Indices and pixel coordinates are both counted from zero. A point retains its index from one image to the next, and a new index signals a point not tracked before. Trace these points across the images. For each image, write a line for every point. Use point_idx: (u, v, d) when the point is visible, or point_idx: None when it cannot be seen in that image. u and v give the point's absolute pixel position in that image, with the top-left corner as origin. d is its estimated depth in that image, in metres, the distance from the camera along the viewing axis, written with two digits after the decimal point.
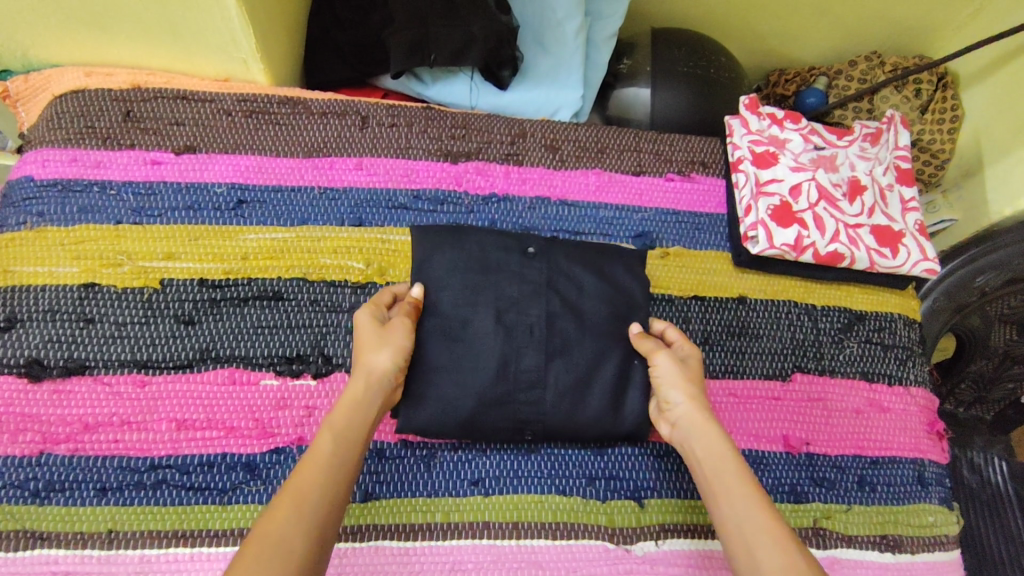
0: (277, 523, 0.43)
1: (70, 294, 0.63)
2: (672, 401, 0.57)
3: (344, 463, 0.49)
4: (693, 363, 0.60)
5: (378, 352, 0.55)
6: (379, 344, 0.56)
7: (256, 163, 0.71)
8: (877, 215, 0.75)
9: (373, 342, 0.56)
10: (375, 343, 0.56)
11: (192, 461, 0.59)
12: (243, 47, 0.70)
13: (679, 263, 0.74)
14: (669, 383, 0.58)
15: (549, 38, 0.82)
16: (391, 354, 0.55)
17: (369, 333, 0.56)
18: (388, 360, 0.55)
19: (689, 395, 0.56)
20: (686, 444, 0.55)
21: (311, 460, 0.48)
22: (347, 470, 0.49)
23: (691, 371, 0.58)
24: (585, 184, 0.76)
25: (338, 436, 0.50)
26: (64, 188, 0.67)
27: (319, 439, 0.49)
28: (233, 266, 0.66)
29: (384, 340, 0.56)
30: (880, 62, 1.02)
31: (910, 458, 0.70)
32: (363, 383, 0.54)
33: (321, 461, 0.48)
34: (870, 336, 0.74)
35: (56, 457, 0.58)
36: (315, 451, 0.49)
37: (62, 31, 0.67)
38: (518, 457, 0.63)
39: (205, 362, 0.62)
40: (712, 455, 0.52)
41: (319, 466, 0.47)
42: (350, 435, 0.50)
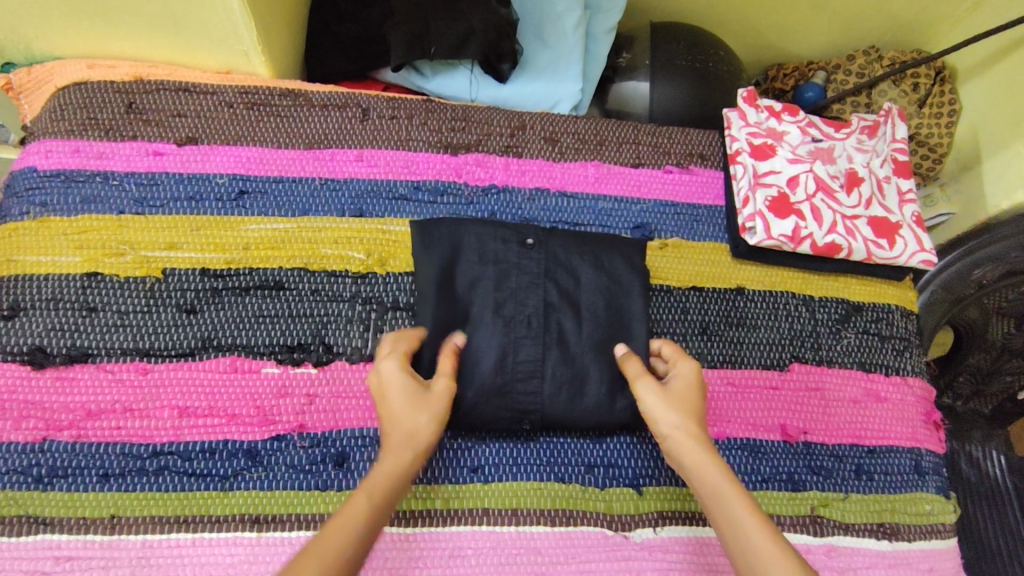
0: None
1: (73, 283, 0.64)
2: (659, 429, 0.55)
3: (377, 522, 0.46)
4: (682, 381, 0.57)
5: (426, 414, 0.52)
6: (425, 407, 0.53)
7: (257, 154, 0.71)
8: (875, 206, 0.75)
9: (416, 403, 0.53)
10: (416, 403, 0.53)
11: (194, 448, 0.60)
12: (244, 39, 0.70)
13: (677, 254, 0.74)
14: (654, 410, 0.55)
15: (550, 31, 0.84)
16: (434, 412, 0.53)
17: (408, 390, 0.53)
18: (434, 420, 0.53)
19: (676, 421, 0.53)
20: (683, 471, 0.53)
21: (347, 518, 0.44)
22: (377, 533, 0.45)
23: (677, 393, 0.55)
24: (584, 176, 0.77)
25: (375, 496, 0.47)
26: (67, 179, 0.68)
27: (353, 497, 0.46)
28: (234, 256, 0.67)
29: (429, 401, 0.53)
30: (878, 57, 1.02)
31: (907, 448, 0.71)
32: (404, 443, 0.51)
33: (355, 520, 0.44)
34: (867, 327, 0.75)
35: (60, 443, 0.59)
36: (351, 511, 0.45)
37: (65, 24, 0.68)
38: (517, 446, 0.64)
39: (207, 350, 0.63)
40: (709, 487, 0.50)
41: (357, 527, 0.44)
42: (386, 493, 0.47)
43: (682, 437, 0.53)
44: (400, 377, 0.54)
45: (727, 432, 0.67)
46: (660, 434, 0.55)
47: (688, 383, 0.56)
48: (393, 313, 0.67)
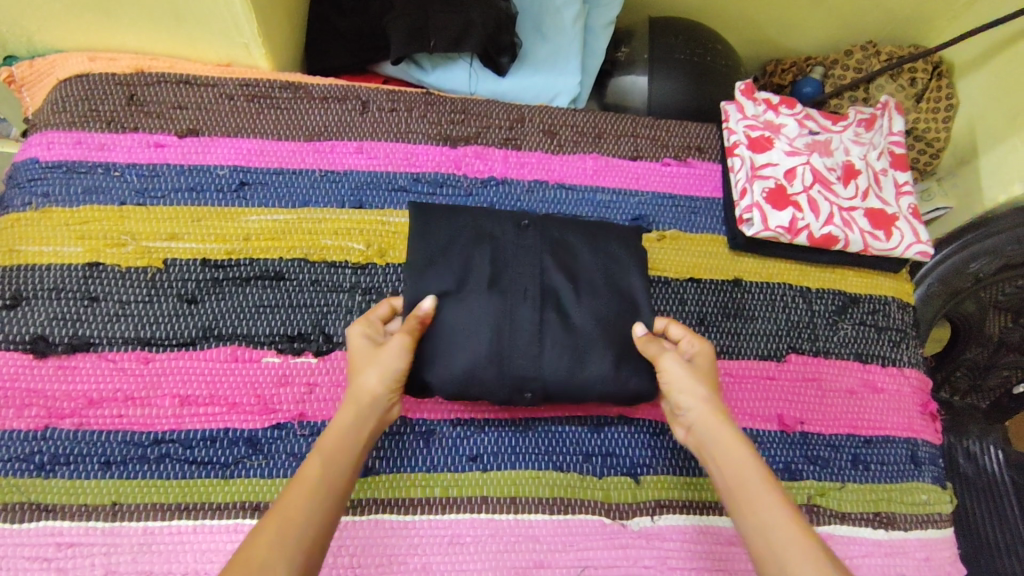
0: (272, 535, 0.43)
1: (75, 273, 0.64)
2: (682, 402, 0.57)
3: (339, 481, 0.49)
4: (702, 363, 0.60)
5: (366, 372, 0.55)
6: (367, 364, 0.56)
7: (258, 146, 0.72)
8: (872, 198, 0.76)
9: (362, 361, 0.56)
10: (366, 362, 0.56)
11: (195, 436, 0.60)
12: (245, 32, 0.71)
13: (675, 246, 0.75)
14: (679, 383, 0.57)
15: (549, 25, 0.84)
16: (377, 371, 0.55)
17: (361, 351, 0.57)
18: (376, 379, 0.55)
19: (704, 395, 0.56)
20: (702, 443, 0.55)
21: (298, 484, 0.47)
22: (335, 497, 0.48)
23: (700, 370, 0.58)
24: (583, 168, 0.77)
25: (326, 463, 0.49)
26: (69, 170, 0.68)
27: (307, 463, 0.50)
28: (235, 246, 0.67)
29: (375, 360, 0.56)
30: (876, 52, 1.03)
31: (903, 438, 0.71)
32: (353, 410, 0.54)
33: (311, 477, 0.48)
34: (864, 318, 0.75)
35: (61, 431, 0.59)
36: (303, 477, 0.48)
37: (67, 16, 0.68)
38: (516, 434, 0.64)
39: (208, 339, 0.63)
40: (730, 458, 0.52)
41: (305, 490, 0.47)
42: (342, 453, 0.51)
43: (710, 409, 0.55)
44: (357, 337, 0.58)
45: None
46: (681, 406, 0.57)
47: (708, 364, 0.60)
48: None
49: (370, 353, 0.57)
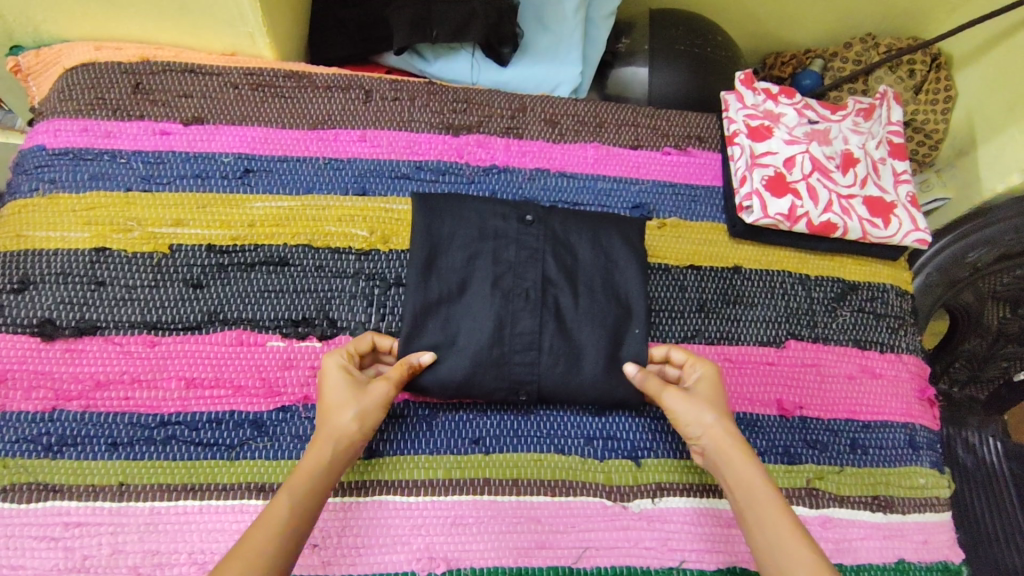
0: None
1: (82, 257, 0.65)
2: (692, 434, 0.58)
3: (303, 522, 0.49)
4: (706, 387, 0.60)
5: (345, 411, 0.55)
6: (349, 404, 0.56)
7: (262, 134, 0.72)
8: (870, 186, 0.76)
9: (340, 399, 0.56)
10: (344, 400, 0.56)
11: (201, 418, 0.61)
12: (250, 21, 0.72)
13: (676, 233, 0.76)
14: (686, 415, 0.58)
15: (550, 15, 0.84)
16: (355, 412, 0.55)
17: (340, 386, 0.57)
18: (354, 419, 0.55)
19: (709, 424, 0.57)
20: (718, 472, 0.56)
21: (265, 520, 0.47)
22: (297, 536, 0.48)
23: (704, 398, 0.59)
24: (584, 157, 0.78)
25: (297, 497, 0.49)
26: (76, 156, 0.69)
27: (274, 501, 0.49)
28: (240, 232, 0.68)
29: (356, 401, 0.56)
30: (875, 44, 1.03)
31: (902, 423, 0.72)
32: (329, 443, 0.53)
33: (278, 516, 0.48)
34: (863, 305, 0.76)
35: (69, 413, 0.60)
36: (271, 511, 0.48)
37: (73, 4, 0.69)
38: (517, 418, 0.65)
39: (213, 324, 0.64)
40: (743, 487, 0.54)
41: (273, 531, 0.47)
42: (310, 493, 0.50)
43: (717, 438, 0.56)
44: (336, 372, 0.57)
45: None
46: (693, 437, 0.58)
47: (711, 387, 0.60)
48: (395, 289, 0.68)
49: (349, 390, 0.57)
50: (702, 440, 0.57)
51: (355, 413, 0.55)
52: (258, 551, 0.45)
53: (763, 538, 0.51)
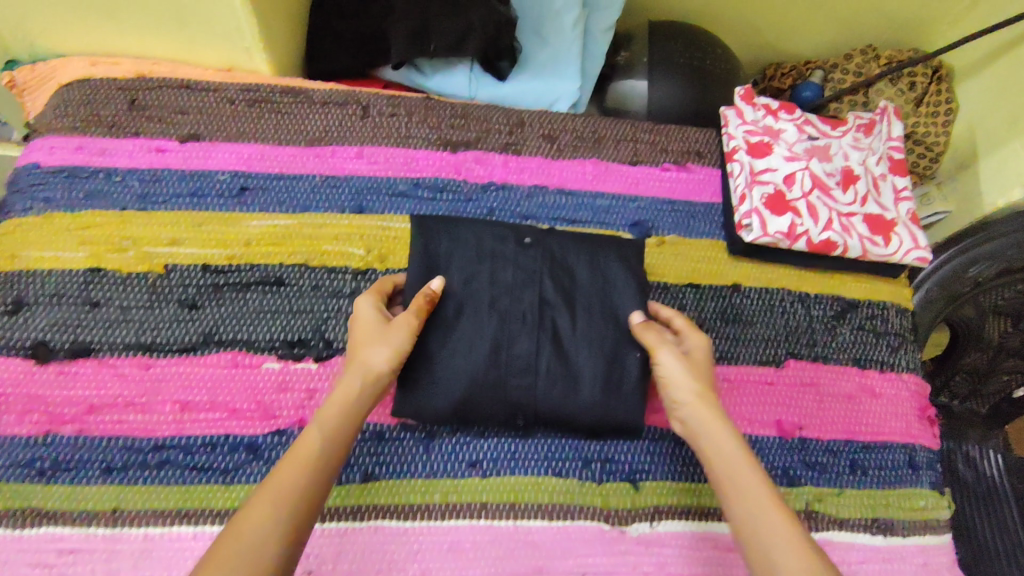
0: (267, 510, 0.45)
1: (76, 278, 0.64)
2: (678, 399, 0.57)
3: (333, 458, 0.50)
4: (698, 356, 0.60)
5: (374, 347, 0.55)
6: (377, 339, 0.55)
7: (258, 151, 0.72)
8: (870, 204, 0.76)
9: (369, 335, 0.56)
10: (374, 334, 0.56)
11: (196, 442, 0.60)
12: (246, 37, 0.71)
13: (675, 252, 0.75)
14: (676, 380, 0.57)
15: (548, 29, 0.83)
16: (384, 343, 0.55)
17: (368, 323, 0.57)
18: (381, 353, 0.55)
19: (697, 394, 0.56)
20: (698, 444, 0.55)
21: (297, 453, 0.49)
22: (327, 473, 0.49)
23: (695, 365, 0.59)
24: (582, 173, 0.77)
25: (325, 436, 0.51)
26: (70, 174, 0.68)
27: (305, 435, 0.51)
28: (235, 252, 0.67)
29: (382, 334, 0.56)
30: (875, 56, 1.03)
31: (902, 443, 0.71)
32: (357, 379, 0.54)
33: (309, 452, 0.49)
34: (863, 323, 0.75)
35: (63, 437, 0.59)
36: (301, 448, 0.50)
37: (68, 19, 0.68)
38: (515, 441, 0.64)
39: (209, 345, 0.63)
40: (724, 459, 0.53)
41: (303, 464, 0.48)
42: (340, 428, 0.51)
43: (704, 407, 0.55)
44: (366, 310, 0.58)
45: None
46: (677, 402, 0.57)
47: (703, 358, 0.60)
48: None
49: (378, 325, 0.57)
50: (687, 408, 0.56)
51: (383, 344, 0.55)
52: (293, 485, 0.47)
53: (740, 508, 0.50)
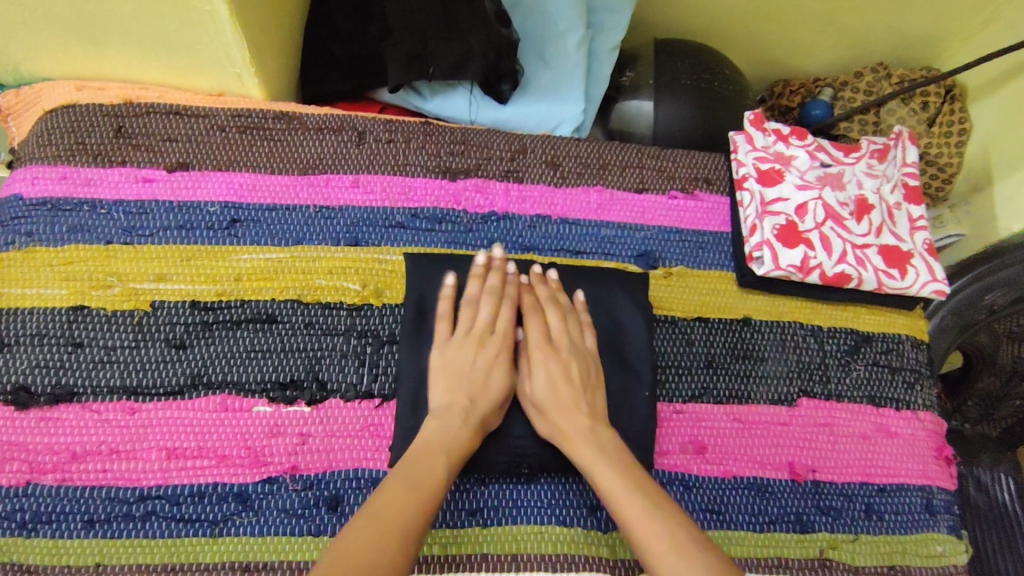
0: (372, 539, 0.47)
1: (59, 317, 0.62)
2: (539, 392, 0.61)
3: (432, 490, 0.52)
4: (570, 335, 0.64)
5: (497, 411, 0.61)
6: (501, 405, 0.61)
7: (250, 181, 0.69)
8: (886, 234, 0.73)
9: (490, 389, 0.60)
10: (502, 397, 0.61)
11: (182, 492, 0.58)
12: (237, 62, 0.68)
13: (682, 284, 0.72)
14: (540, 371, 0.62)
15: (550, 51, 0.81)
16: (504, 393, 0.61)
17: (496, 368, 0.62)
18: (495, 413, 0.61)
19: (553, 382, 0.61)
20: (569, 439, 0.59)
21: (385, 492, 0.51)
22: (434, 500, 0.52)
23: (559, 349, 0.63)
24: (586, 202, 0.74)
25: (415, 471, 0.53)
26: (53, 207, 0.65)
27: (392, 478, 0.53)
28: (225, 288, 0.65)
29: (504, 392, 0.61)
30: (887, 75, 1.01)
31: (919, 486, 0.69)
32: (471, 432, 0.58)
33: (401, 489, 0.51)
34: (878, 358, 0.73)
35: (43, 487, 0.57)
36: (388, 487, 0.52)
37: (52, 44, 0.66)
38: (517, 487, 0.62)
39: (196, 388, 0.61)
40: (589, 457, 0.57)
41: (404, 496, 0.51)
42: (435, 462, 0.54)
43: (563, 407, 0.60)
44: (496, 367, 0.62)
45: (733, 470, 0.65)
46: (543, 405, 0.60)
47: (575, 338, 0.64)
48: (389, 347, 0.65)
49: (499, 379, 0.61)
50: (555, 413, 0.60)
51: (502, 397, 0.61)
52: (394, 515, 0.49)
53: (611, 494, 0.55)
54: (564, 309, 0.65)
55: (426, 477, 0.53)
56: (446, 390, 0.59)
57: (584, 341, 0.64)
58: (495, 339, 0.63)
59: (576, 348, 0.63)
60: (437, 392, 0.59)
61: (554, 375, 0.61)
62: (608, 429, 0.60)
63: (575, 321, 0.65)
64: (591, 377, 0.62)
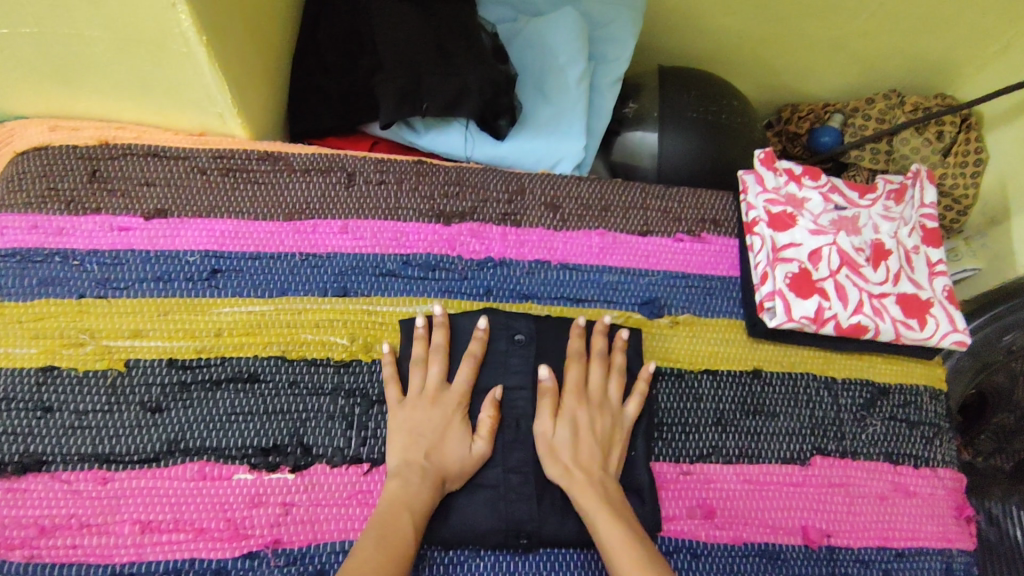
0: None
1: (27, 379, 0.58)
2: (559, 429, 0.60)
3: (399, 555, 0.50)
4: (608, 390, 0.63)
5: (456, 476, 0.58)
6: (462, 471, 0.58)
7: (232, 228, 0.65)
8: (903, 281, 0.69)
9: (448, 455, 0.58)
10: (463, 463, 0.58)
11: (157, 569, 0.54)
12: (219, 102, 0.64)
13: (689, 334, 0.69)
14: (565, 414, 0.61)
15: (550, 85, 0.77)
16: (464, 457, 0.58)
17: (453, 430, 0.59)
18: (456, 478, 0.58)
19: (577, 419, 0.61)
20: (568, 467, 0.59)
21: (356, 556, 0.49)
22: (400, 562, 0.50)
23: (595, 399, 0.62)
24: (587, 246, 0.71)
25: (382, 533, 0.51)
26: (23, 258, 0.62)
27: (362, 541, 0.51)
28: (205, 344, 0.61)
29: (466, 457, 0.58)
30: (900, 102, 0.97)
31: (938, 549, 0.65)
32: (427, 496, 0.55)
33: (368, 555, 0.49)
34: (894, 412, 0.69)
35: (8, 565, 0.53)
36: (359, 549, 0.50)
37: (22, 84, 0.62)
38: (514, 558, 0.59)
39: (173, 454, 0.57)
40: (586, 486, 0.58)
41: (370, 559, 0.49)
42: (401, 526, 0.52)
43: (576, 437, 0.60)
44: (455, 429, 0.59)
45: (743, 536, 0.62)
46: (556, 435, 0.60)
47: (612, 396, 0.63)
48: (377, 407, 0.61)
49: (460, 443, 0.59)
50: (564, 442, 0.60)
51: (462, 461, 0.58)
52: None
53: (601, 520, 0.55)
54: (614, 365, 0.64)
55: (393, 539, 0.51)
56: (405, 451, 0.57)
57: (620, 406, 0.63)
58: (451, 398, 0.60)
59: (606, 404, 0.63)
60: (393, 449, 0.58)
61: (579, 423, 0.61)
62: (618, 484, 0.60)
63: (619, 376, 0.64)
64: (613, 431, 0.62)
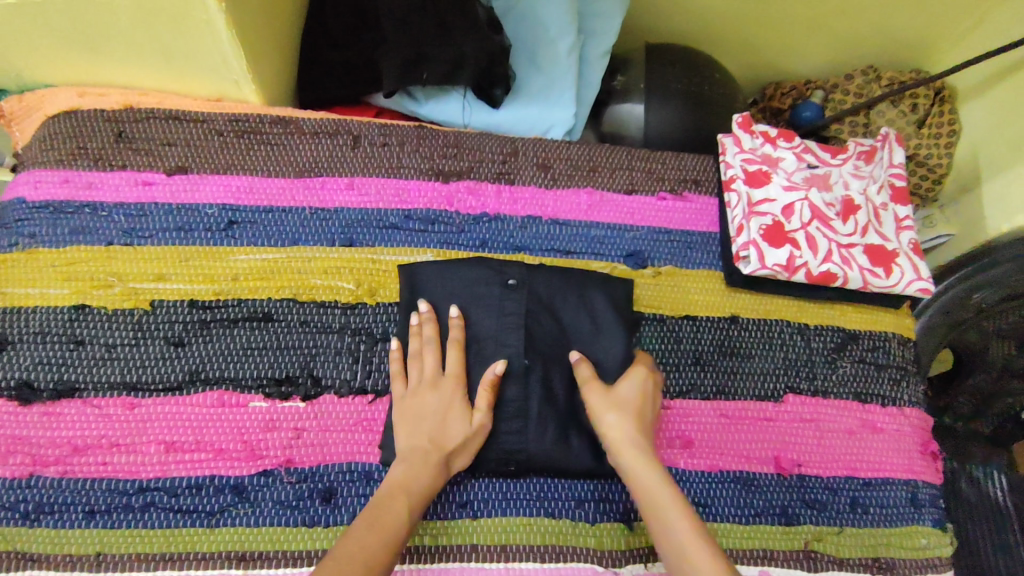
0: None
1: (61, 316, 0.64)
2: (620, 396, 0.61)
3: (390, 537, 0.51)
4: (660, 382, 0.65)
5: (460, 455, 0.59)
6: (466, 450, 0.60)
7: (247, 184, 0.71)
8: (871, 234, 0.74)
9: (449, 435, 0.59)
10: (466, 443, 0.60)
11: (180, 484, 0.59)
12: (234, 69, 0.70)
13: (670, 283, 0.74)
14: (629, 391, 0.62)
15: (542, 56, 0.82)
16: (466, 433, 0.59)
17: (454, 411, 0.60)
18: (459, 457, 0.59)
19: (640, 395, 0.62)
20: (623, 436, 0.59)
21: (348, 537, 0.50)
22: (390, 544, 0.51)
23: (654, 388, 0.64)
24: (576, 203, 0.76)
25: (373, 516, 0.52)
26: (56, 210, 0.67)
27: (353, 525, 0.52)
28: (223, 287, 0.66)
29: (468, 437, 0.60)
30: (876, 78, 1.03)
31: (904, 480, 0.70)
32: (427, 478, 0.56)
33: (357, 538, 0.50)
34: (864, 356, 0.74)
35: (46, 479, 0.59)
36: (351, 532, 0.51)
37: (55, 51, 0.68)
38: (506, 481, 0.64)
39: (194, 384, 0.63)
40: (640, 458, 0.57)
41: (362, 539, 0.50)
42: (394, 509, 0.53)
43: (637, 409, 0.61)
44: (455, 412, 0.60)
45: (719, 465, 0.67)
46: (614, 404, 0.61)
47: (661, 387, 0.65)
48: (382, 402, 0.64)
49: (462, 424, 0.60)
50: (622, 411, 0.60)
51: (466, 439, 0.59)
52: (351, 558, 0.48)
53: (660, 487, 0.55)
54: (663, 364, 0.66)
55: (384, 519, 0.52)
56: (410, 438, 0.59)
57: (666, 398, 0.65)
58: (447, 383, 0.62)
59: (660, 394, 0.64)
60: (400, 436, 0.60)
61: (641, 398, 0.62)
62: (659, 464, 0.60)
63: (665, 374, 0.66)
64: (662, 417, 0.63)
